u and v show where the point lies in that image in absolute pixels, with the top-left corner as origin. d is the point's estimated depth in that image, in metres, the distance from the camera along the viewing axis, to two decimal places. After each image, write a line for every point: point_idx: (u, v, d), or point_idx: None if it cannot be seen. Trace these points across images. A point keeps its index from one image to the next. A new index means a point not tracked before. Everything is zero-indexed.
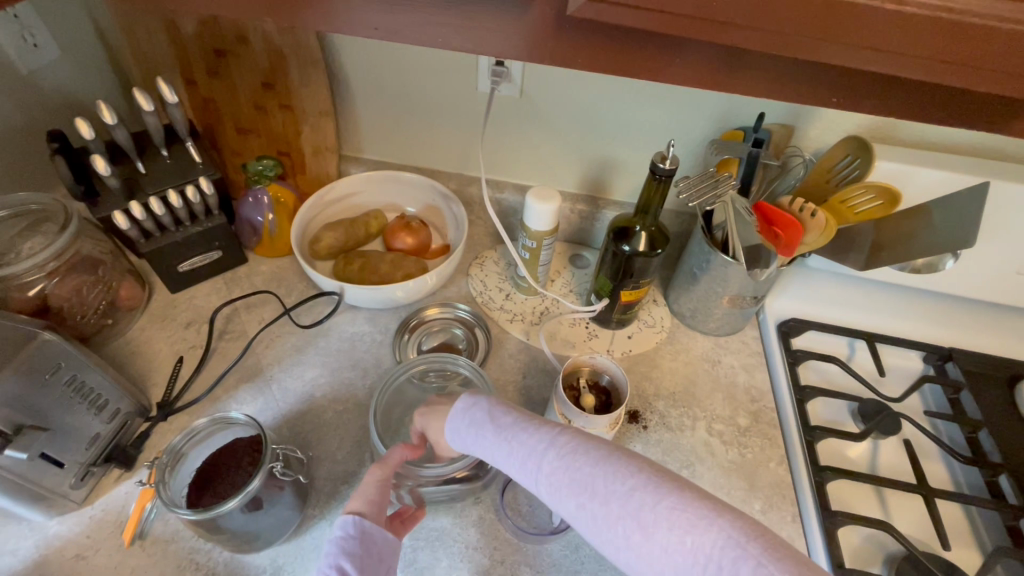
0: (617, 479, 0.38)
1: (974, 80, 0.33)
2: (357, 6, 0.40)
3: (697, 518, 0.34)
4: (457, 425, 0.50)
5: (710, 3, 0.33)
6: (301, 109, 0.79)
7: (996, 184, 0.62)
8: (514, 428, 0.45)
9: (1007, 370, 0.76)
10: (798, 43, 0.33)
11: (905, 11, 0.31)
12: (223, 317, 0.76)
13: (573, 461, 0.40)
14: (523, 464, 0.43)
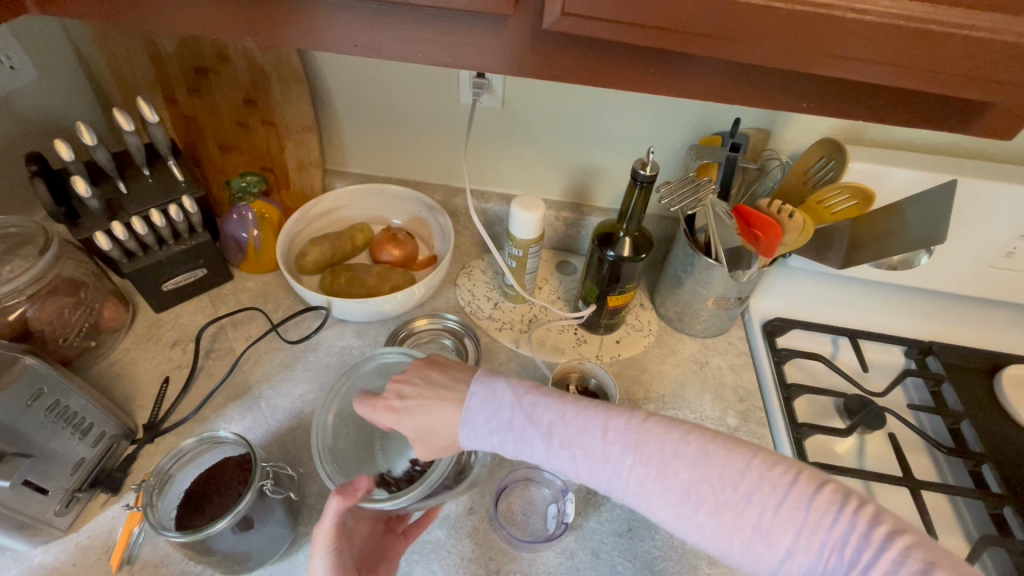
0: (728, 487, 0.43)
1: (933, 84, 0.35)
2: (336, 24, 0.40)
3: (822, 518, 0.41)
4: (483, 425, 0.49)
5: (679, 15, 0.34)
6: (284, 125, 0.79)
7: (964, 182, 0.64)
8: (573, 432, 0.47)
9: (985, 362, 0.78)
10: (766, 51, 0.35)
11: (867, 20, 0.32)
12: (209, 335, 0.75)
13: (665, 470, 0.44)
14: (599, 472, 0.46)
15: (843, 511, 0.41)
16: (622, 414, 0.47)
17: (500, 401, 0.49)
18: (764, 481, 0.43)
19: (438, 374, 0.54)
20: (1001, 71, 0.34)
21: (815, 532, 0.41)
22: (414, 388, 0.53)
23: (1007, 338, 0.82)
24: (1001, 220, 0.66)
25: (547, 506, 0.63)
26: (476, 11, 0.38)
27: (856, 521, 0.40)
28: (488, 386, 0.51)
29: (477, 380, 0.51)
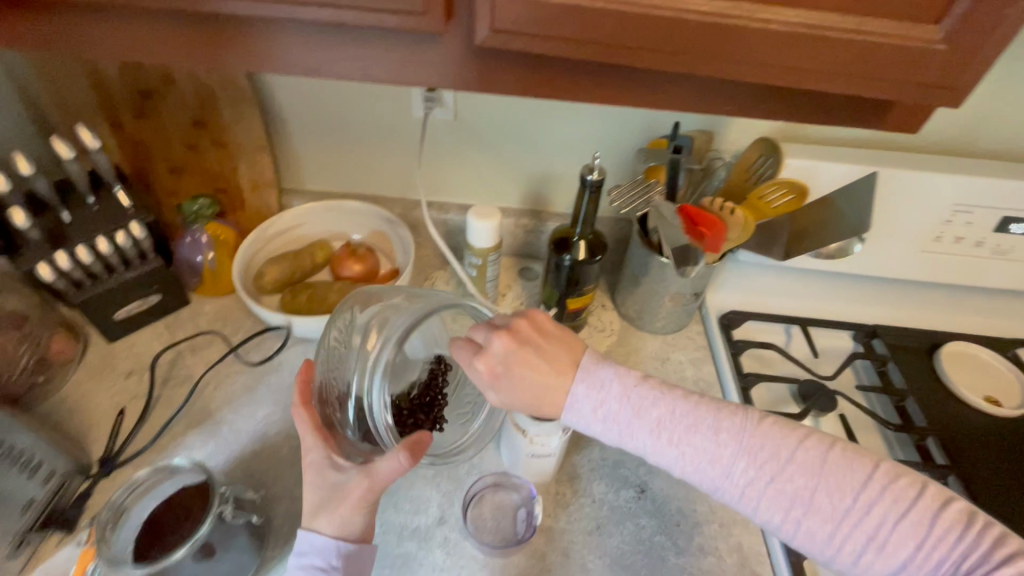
0: (847, 497, 0.47)
1: (885, 91, 0.36)
2: (273, 46, 0.41)
3: (943, 534, 0.45)
4: (593, 418, 0.51)
5: (615, 31, 0.35)
6: (236, 145, 0.79)
7: (888, 173, 0.69)
8: (683, 431, 0.49)
9: (926, 341, 0.82)
10: (717, 67, 0.36)
11: (772, 29, 0.34)
12: (165, 362, 0.74)
13: (779, 473, 0.48)
14: (706, 472, 0.49)
15: (967, 533, 0.45)
16: (737, 416, 0.50)
17: (617, 396, 0.50)
18: (890, 494, 0.47)
19: (545, 345, 0.52)
20: (898, 72, 0.35)
21: (933, 548, 0.45)
22: (504, 353, 0.51)
23: (943, 317, 0.87)
24: (924, 206, 0.72)
25: (516, 511, 0.63)
26: (412, 29, 0.39)
27: (978, 540, 0.44)
28: (600, 372, 0.51)
29: (581, 368, 0.51)
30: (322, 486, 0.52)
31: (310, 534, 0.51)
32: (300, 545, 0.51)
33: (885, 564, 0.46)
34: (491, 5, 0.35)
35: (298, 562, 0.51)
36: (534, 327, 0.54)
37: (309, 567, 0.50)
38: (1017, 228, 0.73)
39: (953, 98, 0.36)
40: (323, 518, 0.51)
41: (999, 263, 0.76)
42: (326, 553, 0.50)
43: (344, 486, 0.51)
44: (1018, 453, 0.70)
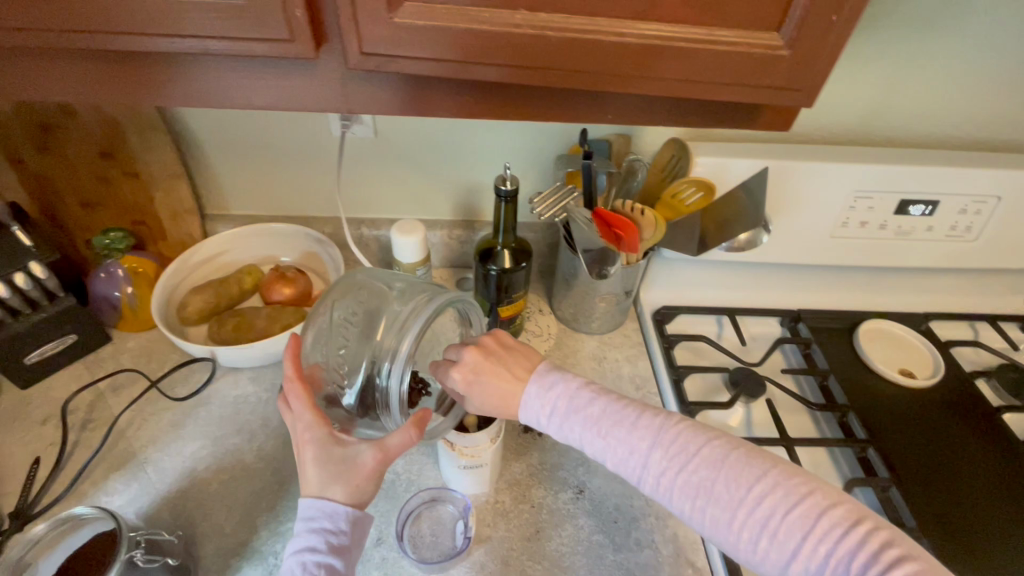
0: (743, 489, 0.48)
1: (756, 96, 0.40)
2: (172, 79, 0.45)
3: (829, 530, 0.45)
4: (541, 415, 0.56)
5: (495, 49, 0.37)
6: (148, 175, 0.76)
7: (793, 166, 0.73)
8: (608, 425, 0.53)
9: (847, 322, 0.87)
10: (599, 80, 0.38)
11: (623, 42, 0.36)
12: (85, 405, 0.71)
13: (687, 464, 0.50)
14: (625, 461, 0.53)
15: (853, 528, 0.45)
16: (656, 416, 0.54)
17: (561, 395, 0.56)
18: (785, 489, 0.47)
19: (506, 355, 0.58)
20: (750, 77, 0.38)
21: (819, 541, 0.45)
22: (473, 360, 0.57)
23: (861, 296, 0.92)
24: (829, 195, 0.76)
25: (455, 523, 0.63)
26: (287, 57, 0.41)
27: (859, 535, 0.44)
28: (545, 376, 0.57)
29: (535, 375, 0.57)
30: (328, 459, 0.50)
31: (322, 501, 0.49)
32: (307, 511, 0.49)
33: (779, 557, 0.46)
34: (356, 32, 0.36)
35: (305, 528, 0.48)
36: (499, 342, 0.60)
37: (319, 533, 0.48)
38: (915, 209, 0.77)
39: (804, 98, 0.40)
40: (339, 485, 0.49)
41: (902, 243, 0.81)
42: (337, 517, 0.48)
43: (357, 458, 0.50)
44: (929, 423, 0.74)
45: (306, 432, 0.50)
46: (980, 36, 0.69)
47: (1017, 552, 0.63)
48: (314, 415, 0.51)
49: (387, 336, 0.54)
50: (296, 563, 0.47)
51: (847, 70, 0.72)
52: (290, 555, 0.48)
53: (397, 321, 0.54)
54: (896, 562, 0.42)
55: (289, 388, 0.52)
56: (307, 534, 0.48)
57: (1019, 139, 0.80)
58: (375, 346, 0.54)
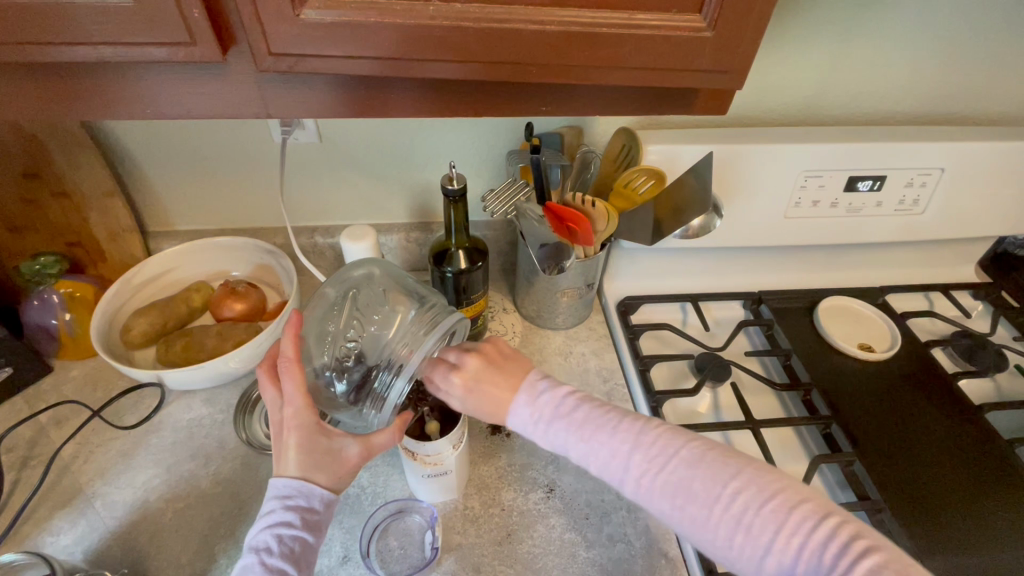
0: (717, 485, 0.48)
1: (677, 79, 0.40)
2: (78, 90, 0.42)
3: (802, 522, 0.45)
4: (526, 421, 0.56)
5: (415, 48, 0.37)
6: (79, 195, 0.71)
7: (743, 149, 0.73)
8: (591, 429, 0.53)
9: (807, 300, 0.88)
10: (525, 73, 0.39)
11: (546, 29, 0.37)
12: (26, 441, 0.67)
13: (666, 464, 0.51)
14: (606, 464, 0.52)
15: (823, 521, 0.45)
16: (635, 420, 0.54)
17: (548, 401, 0.56)
18: (758, 485, 0.48)
19: (504, 365, 0.59)
20: (680, 60, 0.39)
21: (792, 533, 0.45)
22: (471, 368, 0.58)
23: (820, 274, 0.93)
24: (781, 175, 0.76)
25: (424, 534, 0.62)
26: (190, 61, 0.39)
27: (835, 529, 0.44)
28: (538, 381, 0.58)
29: (526, 379, 0.58)
30: (313, 448, 0.50)
31: (302, 482, 0.49)
32: (284, 489, 0.49)
33: (754, 552, 0.46)
34: (262, 30, 0.36)
35: (281, 504, 0.48)
36: (498, 351, 0.61)
37: (295, 509, 0.48)
38: (863, 185, 0.79)
39: (735, 79, 0.41)
40: (323, 473, 0.50)
41: (854, 220, 0.82)
42: (315, 497, 0.49)
43: (342, 451, 0.51)
44: (888, 394, 0.75)
45: (293, 418, 0.49)
46: (916, 11, 0.70)
47: (975, 514, 0.64)
48: (305, 402, 0.50)
49: (397, 343, 0.54)
50: (271, 535, 0.47)
51: (790, 52, 0.72)
52: (264, 528, 0.48)
53: (410, 332, 0.54)
54: (865, 551, 0.43)
55: (283, 368, 0.50)
56: (283, 510, 0.48)
57: (958, 112, 0.82)
58: (384, 350, 0.54)
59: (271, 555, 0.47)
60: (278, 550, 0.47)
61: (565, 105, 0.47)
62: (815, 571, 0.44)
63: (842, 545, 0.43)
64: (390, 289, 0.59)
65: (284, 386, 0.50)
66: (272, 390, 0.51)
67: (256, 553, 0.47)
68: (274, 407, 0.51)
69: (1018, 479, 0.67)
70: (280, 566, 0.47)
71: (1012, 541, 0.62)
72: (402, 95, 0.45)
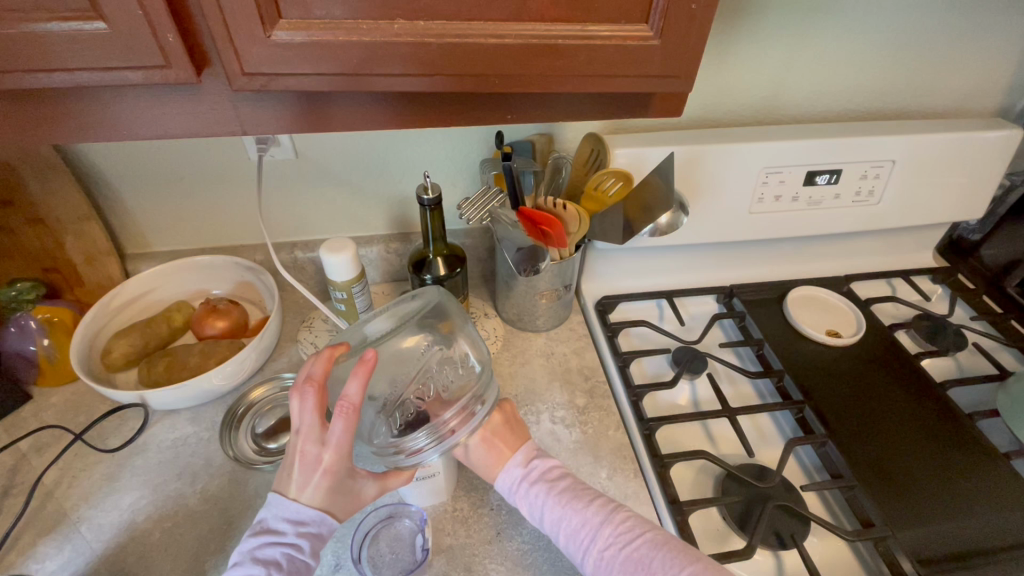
0: (675, 566, 0.51)
1: (631, 86, 0.43)
2: (52, 114, 0.43)
3: None
4: (514, 482, 0.60)
5: (380, 63, 0.39)
6: (55, 220, 0.71)
7: (706, 149, 0.77)
8: (568, 497, 0.57)
9: (776, 293, 0.92)
10: (488, 82, 0.41)
11: (503, 42, 0.39)
12: (7, 471, 0.66)
13: (630, 542, 0.54)
14: (575, 533, 0.56)
15: None
16: (609, 501, 0.58)
17: (538, 467, 0.61)
18: None
19: (514, 429, 0.63)
20: (633, 67, 0.42)
21: None
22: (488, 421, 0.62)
23: (788, 267, 0.97)
24: (744, 172, 0.80)
25: (414, 537, 0.63)
26: (166, 83, 0.40)
27: None
28: (537, 454, 0.62)
29: (525, 445, 0.63)
30: (339, 488, 0.52)
31: (320, 514, 0.52)
32: (298, 516, 0.51)
33: None
34: (235, 51, 0.37)
35: (295, 529, 0.51)
36: (513, 411, 0.65)
37: (307, 536, 0.51)
38: (822, 179, 0.83)
39: (686, 83, 0.44)
40: (343, 510, 0.54)
41: (816, 212, 0.86)
42: (327, 526, 0.52)
43: (360, 492, 0.55)
44: (856, 377, 0.79)
45: (332, 462, 0.50)
46: (856, 14, 0.75)
47: (942, 485, 0.67)
48: (347, 450, 0.51)
49: (451, 410, 0.53)
50: (280, 553, 0.50)
51: (743, 56, 0.76)
52: (274, 544, 0.50)
53: (464, 404, 0.54)
54: None
55: (340, 413, 0.48)
56: (296, 535, 0.51)
57: (906, 106, 0.87)
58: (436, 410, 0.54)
59: (279, 570, 0.49)
60: (285, 567, 0.49)
61: (534, 113, 0.50)
62: None
63: None
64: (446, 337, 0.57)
65: (334, 427, 0.49)
66: (314, 419, 0.50)
67: (264, 566, 0.49)
68: (312, 439, 0.50)
69: (979, 451, 0.71)
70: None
71: (976, 510, 0.65)
72: (371, 110, 0.47)
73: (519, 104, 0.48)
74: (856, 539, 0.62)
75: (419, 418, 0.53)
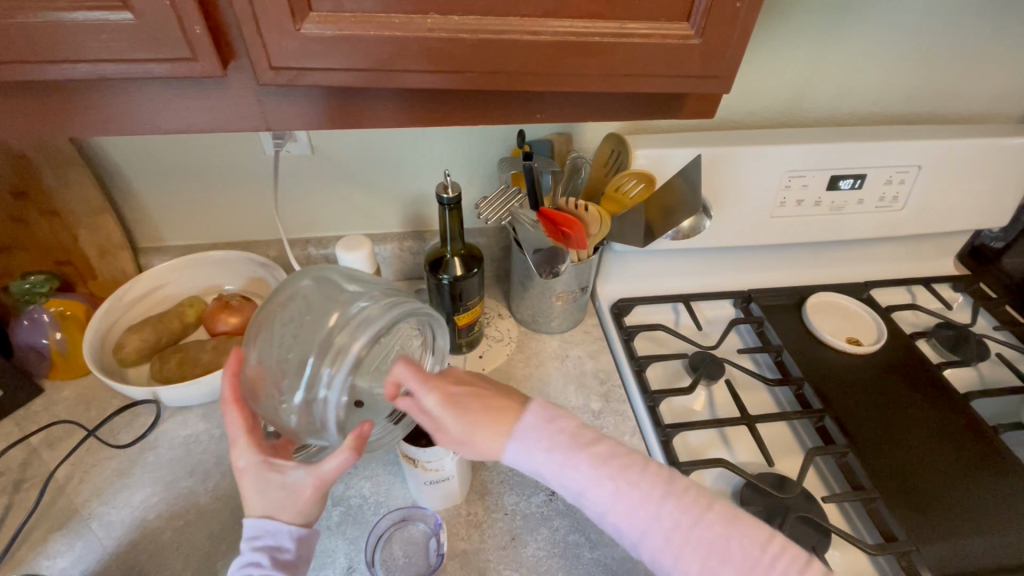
0: (757, 550, 0.49)
1: (666, 85, 0.42)
2: (73, 106, 0.42)
3: None
4: (534, 453, 0.51)
5: (410, 60, 0.38)
6: (68, 212, 0.70)
7: (729, 152, 0.75)
8: (622, 469, 0.51)
9: (795, 298, 0.90)
10: (519, 81, 0.40)
11: (538, 39, 0.38)
12: (18, 465, 0.66)
13: (699, 524, 0.49)
14: (633, 511, 0.49)
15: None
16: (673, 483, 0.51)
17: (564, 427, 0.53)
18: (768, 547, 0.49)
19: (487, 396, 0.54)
20: (671, 67, 0.40)
21: None
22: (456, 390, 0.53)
23: (807, 272, 0.96)
24: (766, 175, 0.78)
25: (428, 540, 0.61)
26: (190, 76, 0.39)
27: None
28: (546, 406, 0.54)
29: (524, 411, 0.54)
30: (263, 485, 0.50)
31: (263, 520, 0.50)
32: (250, 530, 0.49)
33: None
34: (264, 45, 0.36)
35: (249, 545, 0.49)
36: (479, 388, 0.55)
37: (263, 550, 0.49)
38: (846, 184, 0.81)
39: (723, 84, 0.42)
40: (281, 510, 0.50)
41: (838, 218, 0.84)
42: (281, 535, 0.49)
43: (294, 484, 0.50)
44: (878, 387, 0.77)
45: (238, 459, 0.50)
46: (885, 14, 0.73)
47: (965, 497, 0.66)
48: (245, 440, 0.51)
49: (336, 332, 0.48)
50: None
51: (769, 58, 0.75)
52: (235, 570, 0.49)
53: (354, 319, 0.48)
54: None
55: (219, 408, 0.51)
56: (251, 550, 0.49)
57: (932, 111, 0.85)
58: (311, 344, 0.48)
59: None
60: None
61: (563, 111, 0.49)
62: None
63: None
64: (325, 284, 0.53)
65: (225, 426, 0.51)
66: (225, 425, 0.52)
67: None
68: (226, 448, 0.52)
69: (1004, 463, 0.69)
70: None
71: (1001, 524, 0.64)
72: (396, 106, 0.46)
73: (548, 103, 0.47)
74: (878, 553, 0.60)
75: (301, 363, 0.48)
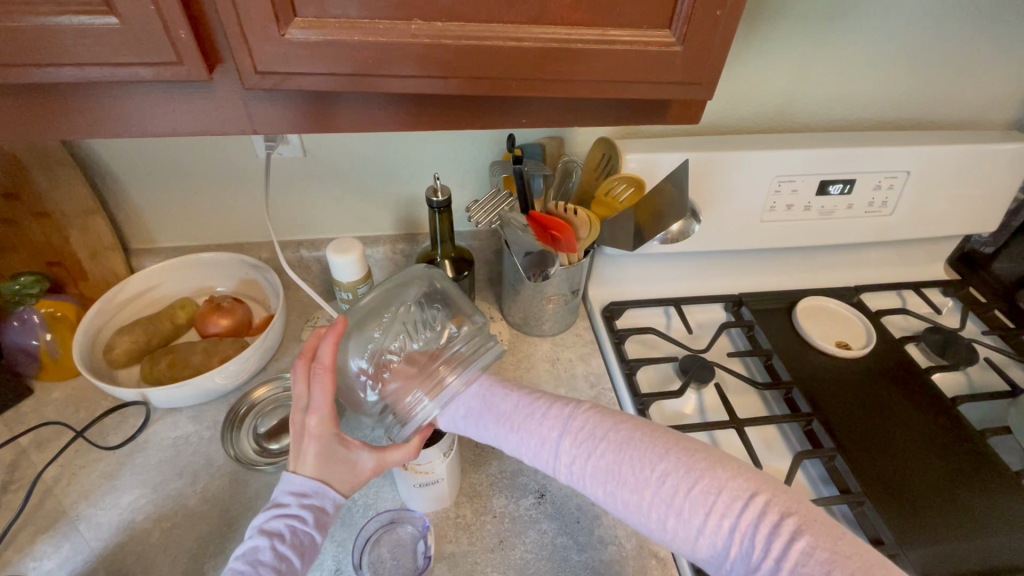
0: (647, 468, 0.47)
1: (650, 91, 0.42)
2: (61, 108, 0.42)
3: (730, 503, 0.43)
4: (456, 415, 0.57)
5: (396, 65, 0.38)
6: (59, 213, 0.70)
7: (720, 157, 0.76)
8: (519, 417, 0.54)
9: (786, 302, 0.91)
10: (505, 87, 0.40)
11: (521, 46, 0.38)
12: (6, 466, 0.66)
13: (593, 452, 0.50)
14: (538, 453, 0.53)
15: (750, 500, 0.43)
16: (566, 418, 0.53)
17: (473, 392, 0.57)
18: (685, 467, 0.45)
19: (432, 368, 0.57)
20: (654, 74, 0.41)
21: (723, 515, 0.43)
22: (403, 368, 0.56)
23: (797, 276, 0.96)
24: (756, 180, 0.79)
25: (416, 543, 0.61)
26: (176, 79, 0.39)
27: (745, 514, 0.43)
28: None
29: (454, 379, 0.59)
30: (330, 455, 0.51)
31: (318, 483, 0.50)
32: (300, 488, 0.50)
33: (688, 535, 0.44)
34: (248, 50, 0.37)
35: (298, 501, 0.49)
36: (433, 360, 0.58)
37: (309, 508, 0.49)
38: (835, 189, 0.82)
39: (706, 90, 0.43)
40: (339, 482, 0.51)
41: (827, 223, 0.85)
42: (329, 500, 0.50)
43: (357, 463, 0.52)
44: (866, 391, 0.78)
45: (316, 426, 0.50)
46: (873, 21, 0.74)
47: (951, 502, 0.66)
48: (330, 413, 0.51)
49: (439, 361, 0.55)
50: (284, 525, 0.49)
51: (758, 64, 0.76)
52: (279, 516, 0.49)
53: (455, 353, 0.55)
54: (792, 529, 0.41)
55: (316, 373, 0.50)
56: (299, 507, 0.49)
57: (921, 117, 0.86)
58: (416, 356, 0.56)
59: (282, 542, 0.48)
60: (289, 540, 0.48)
61: (549, 116, 0.49)
62: (745, 550, 0.42)
63: (772, 525, 0.42)
64: (430, 298, 0.60)
65: (314, 392, 0.50)
66: (302, 386, 0.51)
67: (268, 538, 0.48)
68: (298, 406, 0.51)
69: (991, 467, 0.70)
70: (289, 556, 0.48)
71: (988, 528, 0.64)
72: (383, 110, 0.46)
73: (534, 108, 0.48)
74: None
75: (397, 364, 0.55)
